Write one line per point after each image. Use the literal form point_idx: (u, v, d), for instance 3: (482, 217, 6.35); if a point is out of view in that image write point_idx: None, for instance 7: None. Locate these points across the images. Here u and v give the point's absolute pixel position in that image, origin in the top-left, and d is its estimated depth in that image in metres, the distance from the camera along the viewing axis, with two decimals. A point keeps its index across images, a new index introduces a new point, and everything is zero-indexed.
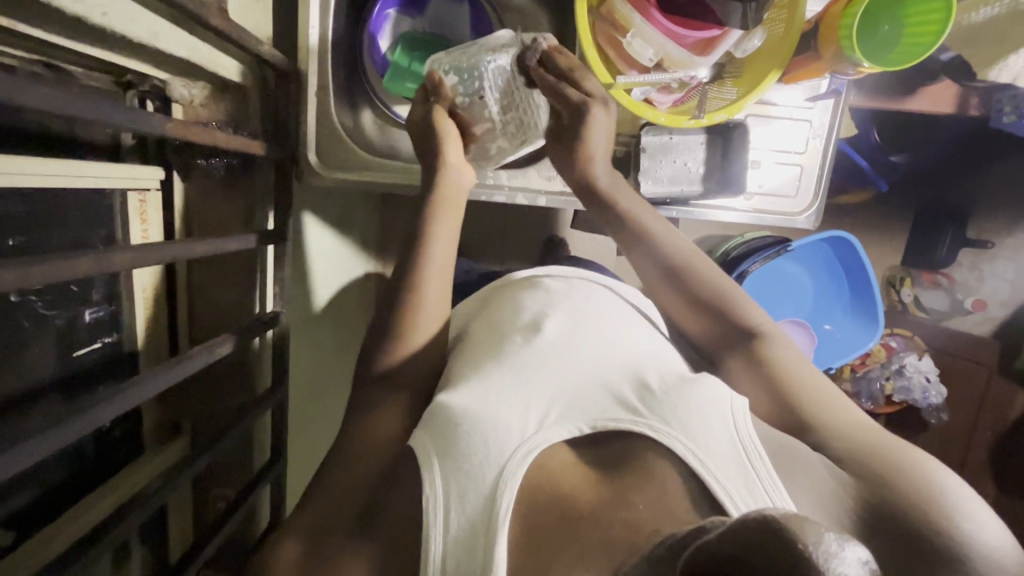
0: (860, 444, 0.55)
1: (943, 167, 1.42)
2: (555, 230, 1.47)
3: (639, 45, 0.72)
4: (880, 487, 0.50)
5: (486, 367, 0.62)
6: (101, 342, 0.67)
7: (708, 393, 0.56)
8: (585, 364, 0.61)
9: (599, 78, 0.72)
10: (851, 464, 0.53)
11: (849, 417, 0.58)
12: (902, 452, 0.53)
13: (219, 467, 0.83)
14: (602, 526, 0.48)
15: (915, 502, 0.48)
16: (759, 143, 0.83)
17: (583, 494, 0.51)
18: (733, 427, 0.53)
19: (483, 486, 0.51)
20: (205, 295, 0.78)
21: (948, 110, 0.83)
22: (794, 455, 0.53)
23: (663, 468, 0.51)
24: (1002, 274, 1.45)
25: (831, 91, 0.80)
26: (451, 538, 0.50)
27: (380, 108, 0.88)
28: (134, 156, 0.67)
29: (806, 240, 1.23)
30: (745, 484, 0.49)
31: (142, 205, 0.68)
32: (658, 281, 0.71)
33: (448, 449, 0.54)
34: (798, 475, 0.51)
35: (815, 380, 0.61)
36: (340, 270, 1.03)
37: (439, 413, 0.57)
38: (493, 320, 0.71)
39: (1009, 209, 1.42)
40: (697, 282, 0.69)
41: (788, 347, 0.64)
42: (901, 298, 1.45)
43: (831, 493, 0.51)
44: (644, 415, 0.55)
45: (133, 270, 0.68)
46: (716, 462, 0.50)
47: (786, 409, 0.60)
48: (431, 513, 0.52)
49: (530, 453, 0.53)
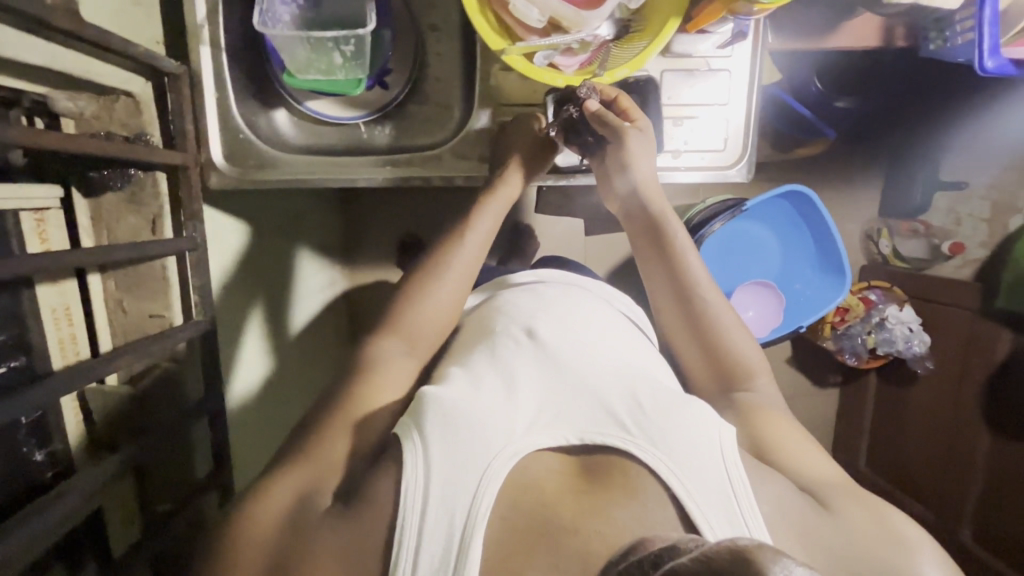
0: (837, 489, 0.60)
1: (908, 109, 1.39)
2: (519, 217, 1.47)
3: (523, 6, 0.68)
4: (850, 522, 0.56)
5: (482, 370, 0.65)
6: (6, 366, 0.64)
7: (699, 416, 0.60)
8: (578, 377, 0.64)
9: (490, 45, 0.68)
10: (827, 499, 0.58)
11: (822, 469, 0.63)
12: (877, 507, 0.59)
13: (160, 471, 0.81)
14: (580, 537, 0.51)
15: (888, 557, 0.54)
16: (680, 97, 0.80)
17: (563, 501, 0.54)
18: (722, 454, 0.56)
19: (466, 481, 0.53)
20: (126, 309, 0.77)
21: (874, 43, 0.81)
22: (774, 481, 0.57)
23: (648, 486, 0.54)
24: (979, 214, 1.39)
25: (741, 32, 0.77)
26: (426, 532, 0.51)
27: (291, 104, 0.86)
28: (28, 174, 0.66)
29: (762, 199, 1.18)
30: (725, 507, 0.53)
31: (40, 224, 0.66)
32: (653, 266, 0.76)
33: (440, 438, 0.55)
34: (772, 496, 0.55)
35: (790, 429, 0.66)
36: (269, 281, 1.04)
37: (428, 402, 0.59)
38: (485, 325, 0.74)
39: (979, 145, 1.37)
40: (686, 277, 0.74)
41: (766, 395, 0.70)
42: (879, 249, 1.48)
43: (800, 517, 0.55)
44: (634, 432, 0.58)
45: (38, 285, 0.67)
46: (698, 485, 0.54)
47: (756, 437, 0.64)
48: (408, 500, 0.53)
49: (514, 455, 0.56)
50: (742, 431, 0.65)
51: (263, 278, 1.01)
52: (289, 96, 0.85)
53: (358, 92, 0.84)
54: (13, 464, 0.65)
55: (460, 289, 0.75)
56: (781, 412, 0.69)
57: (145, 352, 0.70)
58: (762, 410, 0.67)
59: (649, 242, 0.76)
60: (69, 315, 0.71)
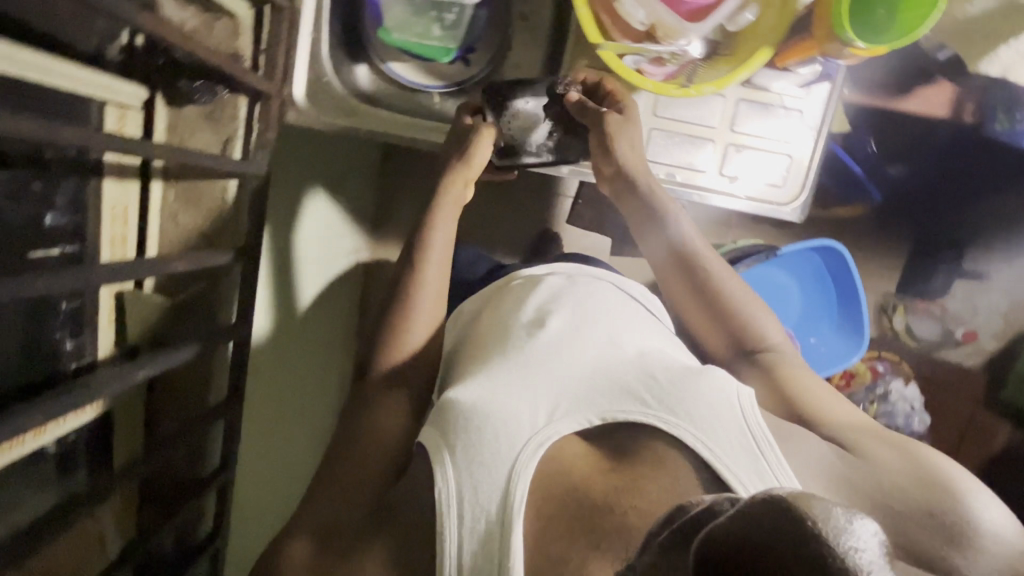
0: (869, 435, 0.61)
1: (942, 195, 1.37)
2: (550, 224, 1.49)
3: (630, 6, 0.71)
4: (884, 463, 0.57)
5: (494, 362, 0.67)
6: (62, 248, 0.64)
7: (712, 386, 0.61)
8: (589, 360, 0.66)
9: (590, 36, 0.71)
10: (857, 452, 0.59)
11: (853, 416, 0.65)
12: (904, 443, 0.59)
13: (174, 396, 0.82)
14: (617, 514, 0.53)
15: (931, 485, 0.54)
16: (751, 128, 0.83)
17: (596, 482, 0.56)
18: (741, 418, 0.58)
19: (497, 478, 0.56)
20: (176, 222, 0.77)
21: (943, 111, 0.88)
22: (800, 444, 0.59)
23: (675, 459, 0.56)
24: (995, 306, 1.41)
25: (823, 76, 0.79)
26: (466, 528, 0.54)
27: (376, 63, 0.87)
28: (119, 70, 0.67)
29: (795, 248, 1.22)
30: (755, 470, 0.54)
31: (120, 116, 0.68)
32: (669, 270, 0.79)
33: (459, 444, 0.58)
34: (802, 455, 0.57)
35: (822, 389, 0.68)
36: (309, 242, 1.08)
37: (449, 407, 0.62)
38: (495, 318, 0.77)
39: (1006, 240, 1.38)
40: (704, 275, 0.77)
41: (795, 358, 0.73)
42: (892, 324, 1.43)
43: (835, 471, 0.56)
44: (654, 406, 0.60)
45: (105, 178, 0.67)
46: (725, 451, 0.55)
47: (790, 406, 0.66)
48: (445, 506, 0.56)
49: (540, 445, 0.58)
50: (776, 404, 0.68)
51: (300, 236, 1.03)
52: (376, 55, 0.87)
53: (450, 61, 0.90)
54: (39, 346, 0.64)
55: (446, 268, 0.78)
56: (808, 368, 0.71)
57: (192, 265, 0.71)
58: (792, 375, 0.70)
59: (672, 259, 0.79)
60: (125, 215, 0.71)
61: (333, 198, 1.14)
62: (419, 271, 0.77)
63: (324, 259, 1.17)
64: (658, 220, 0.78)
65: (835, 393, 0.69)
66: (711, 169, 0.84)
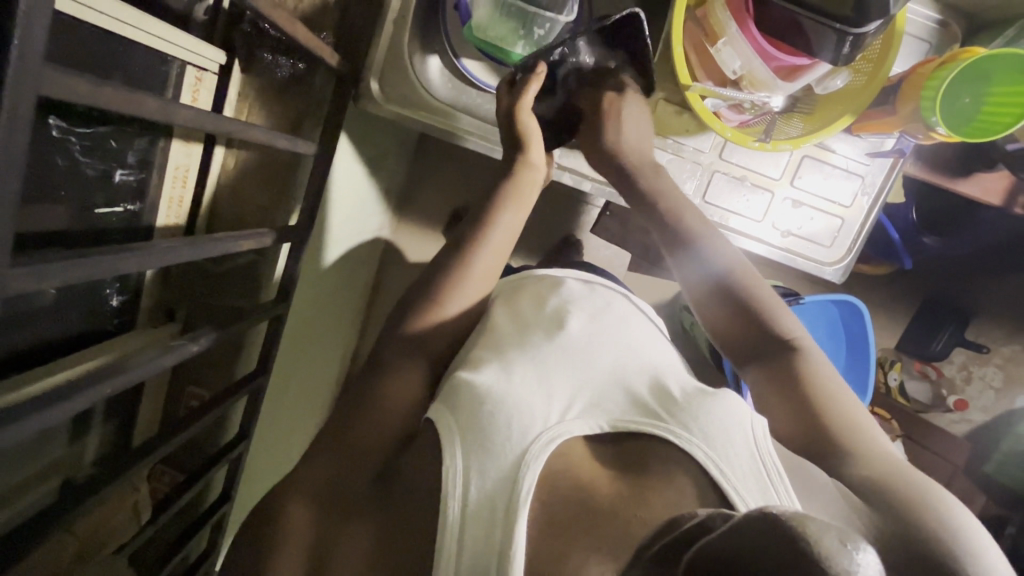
0: (890, 475, 0.56)
1: (956, 267, 1.42)
2: (573, 230, 1.47)
3: (727, 55, 0.71)
4: (892, 508, 0.52)
5: (510, 352, 0.67)
6: (123, 207, 0.63)
7: (728, 407, 0.61)
8: (604, 366, 0.67)
9: (680, 77, 0.72)
10: (878, 495, 0.54)
11: (883, 450, 0.61)
12: (930, 492, 0.54)
13: (200, 364, 0.81)
14: (619, 522, 0.52)
15: (940, 536, 0.49)
16: (810, 184, 0.83)
17: (602, 487, 0.56)
18: (754, 442, 0.58)
19: (504, 464, 0.55)
20: (234, 192, 0.75)
21: (998, 201, 0.86)
22: (813, 479, 0.57)
23: (683, 474, 0.55)
24: (989, 380, 1.45)
25: (895, 150, 0.80)
26: (469, 511, 0.53)
27: (449, 57, 0.84)
28: (203, 33, 0.65)
29: (818, 297, 1.23)
30: (762, 496, 0.54)
31: (196, 82, 0.65)
32: (701, 292, 0.75)
33: (472, 425, 0.58)
34: (812, 493, 0.56)
35: (850, 412, 0.65)
36: (349, 216, 1.05)
37: (463, 388, 0.62)
38: (515, 307, 0.76)
39: (1012, 318, 1.42)
40: (740, 289, 0.73)
41: (817, 359, 0.69)
42: (887, 380, 1.42)
43: (850, 514, 0.52)
44: (666, 420, 0.60)
45: (172, 142, 0.65)
46: (735, 473, 0.55)
47: (817, 433, 0.63)
48: (450, 485, 0.55)
49: (552, 440, 0.58)
50: (794, 423, 0.65)
51: (345, 211, 1.00)
52: (451, 48, 0.84)
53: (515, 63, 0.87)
54: (90, 299, 0.65)
55: (499, 261, 0.74)
56: (833, 389, 0.66)
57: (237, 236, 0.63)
58: (811, 393, 0.66)
59: (707, 286, 0.75)
60: (185, 176, 0.69)
61: (374, 177, 1.12)
62: (462, 256, 0.72)
63: (356, 231, 1.14)
64: (685, 249, 0.76)
65: (858, 416, 0.64)
66: (765, 220, 0.85)
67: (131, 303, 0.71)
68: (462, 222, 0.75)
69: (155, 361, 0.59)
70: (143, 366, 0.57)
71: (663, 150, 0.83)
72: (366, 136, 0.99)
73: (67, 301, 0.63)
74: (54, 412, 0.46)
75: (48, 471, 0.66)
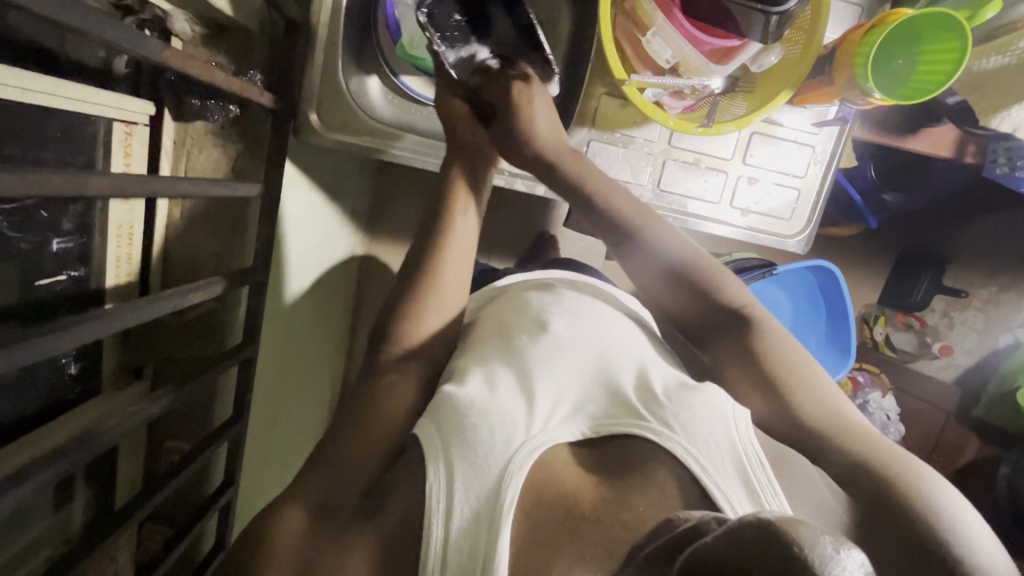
0: (863, 458, 0.57)
1: (927, 215, 1.43)
2: (545, 227, 1.46)
3: (658, 45, 0.71)
4: (881, 509, 0.53)
5: (493, 363, 0.67)
6: (66, 275, 0.62)
7: (712, 401, 0.61)
8: (588, 366, 0.66)
9: (614, 72, 0.72)
10: (851, 481, 0.56)
11: (858, 432, 0.61)
12: (898, 467, 0.56)
13: (176, 417, 0.81)
14: (604, 526, 0.53)
15: (909, 513, 0.51)
16: (762, 160, 0.83)
17: (585, 494, 0.56)
18: (733, 435, 0.57)
19: (487, 477, 0.55)
20: (183, 240, 0.74)
21: (947, 153, 0.90)
22: (796, 466, 0.57)
23: (664, 472, 0.55)
24: (971, 323, 1.45)
25: (838, 118, 0.81)
26: (453, 528, 0.53)
27: (388, 76, 0.87)
28: (126, 87, 0.64)
29: (792, 265, 1.24)
30: (746, 490, 0.54)
31: (126, 138, 0.63)
32: (655, 282, 0.74)
33: (456, 438, 0.58)
34: (798, 486, 0.55)
35: (825, 390, 0.64)
36: (314, 245, 1.05)
37: (446, 402, 0.62)
38: (500, 317, 0.76)
39: (985, 260, 1.43)
40: (703, 276, 0.73)
41: (778, 334, 0.68)
42: (873, 334, 1.43)
43: (833, 510, 0.54)
44: (648, 419, 0.60)
45: (110, 202, 0.63)
46: (716, 468, 0.55)
47: (789, 414, 0.63)
48: (433, 503, 0.55)
49: (535, 449, 0.57)
50: (765, 405, 0.64)
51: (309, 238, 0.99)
52: (387, 65, 0.86)
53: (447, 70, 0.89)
54: (46, 370, 0.64)
55: (459, 262, 0.74)
56: (794, 361, 0.66)
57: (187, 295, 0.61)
58: (790, 367, 0.65)
59: (666, 273, 0.74)
60: (130, 234, 0.67)
61: (334, 201, 1.11)
62: (431, 277, 0.71)
63: (324, 258, 1.13)
64: (641, 240, 0.74)
65: (831, 403, 0.63)
66: (722, 202, 0.85)
67: (92, 368, 0.70)
68: (418, 243, 0.74)
69: (117, 428, 0.57)
70: (105, 433, 0.56)
71: (613, 144, 0.83)
72: (318, 162, 0.98)
73: (23, 378, 0.62)
74: (11, 499, 0.45)
75: (31, 546, 0.66)
